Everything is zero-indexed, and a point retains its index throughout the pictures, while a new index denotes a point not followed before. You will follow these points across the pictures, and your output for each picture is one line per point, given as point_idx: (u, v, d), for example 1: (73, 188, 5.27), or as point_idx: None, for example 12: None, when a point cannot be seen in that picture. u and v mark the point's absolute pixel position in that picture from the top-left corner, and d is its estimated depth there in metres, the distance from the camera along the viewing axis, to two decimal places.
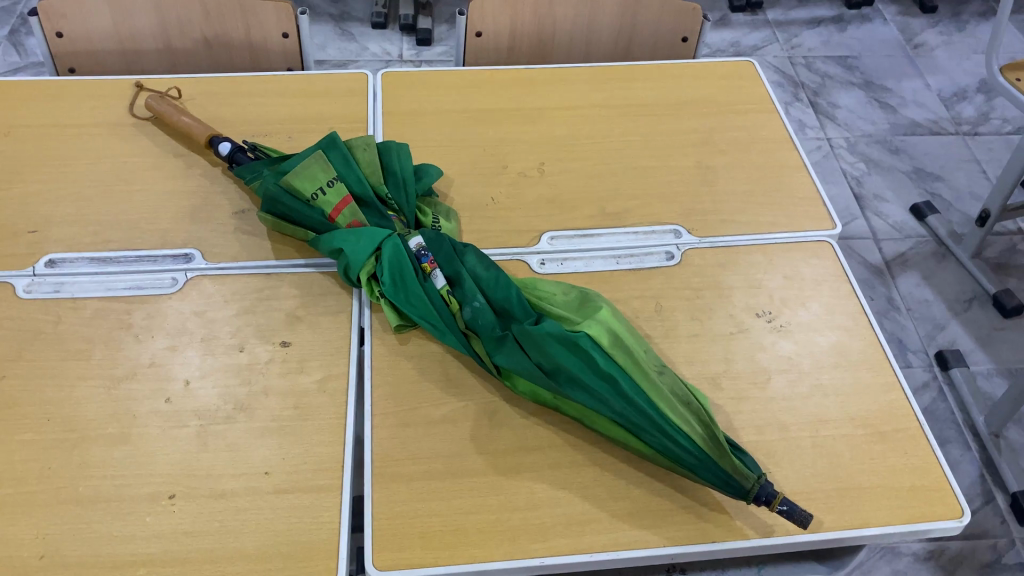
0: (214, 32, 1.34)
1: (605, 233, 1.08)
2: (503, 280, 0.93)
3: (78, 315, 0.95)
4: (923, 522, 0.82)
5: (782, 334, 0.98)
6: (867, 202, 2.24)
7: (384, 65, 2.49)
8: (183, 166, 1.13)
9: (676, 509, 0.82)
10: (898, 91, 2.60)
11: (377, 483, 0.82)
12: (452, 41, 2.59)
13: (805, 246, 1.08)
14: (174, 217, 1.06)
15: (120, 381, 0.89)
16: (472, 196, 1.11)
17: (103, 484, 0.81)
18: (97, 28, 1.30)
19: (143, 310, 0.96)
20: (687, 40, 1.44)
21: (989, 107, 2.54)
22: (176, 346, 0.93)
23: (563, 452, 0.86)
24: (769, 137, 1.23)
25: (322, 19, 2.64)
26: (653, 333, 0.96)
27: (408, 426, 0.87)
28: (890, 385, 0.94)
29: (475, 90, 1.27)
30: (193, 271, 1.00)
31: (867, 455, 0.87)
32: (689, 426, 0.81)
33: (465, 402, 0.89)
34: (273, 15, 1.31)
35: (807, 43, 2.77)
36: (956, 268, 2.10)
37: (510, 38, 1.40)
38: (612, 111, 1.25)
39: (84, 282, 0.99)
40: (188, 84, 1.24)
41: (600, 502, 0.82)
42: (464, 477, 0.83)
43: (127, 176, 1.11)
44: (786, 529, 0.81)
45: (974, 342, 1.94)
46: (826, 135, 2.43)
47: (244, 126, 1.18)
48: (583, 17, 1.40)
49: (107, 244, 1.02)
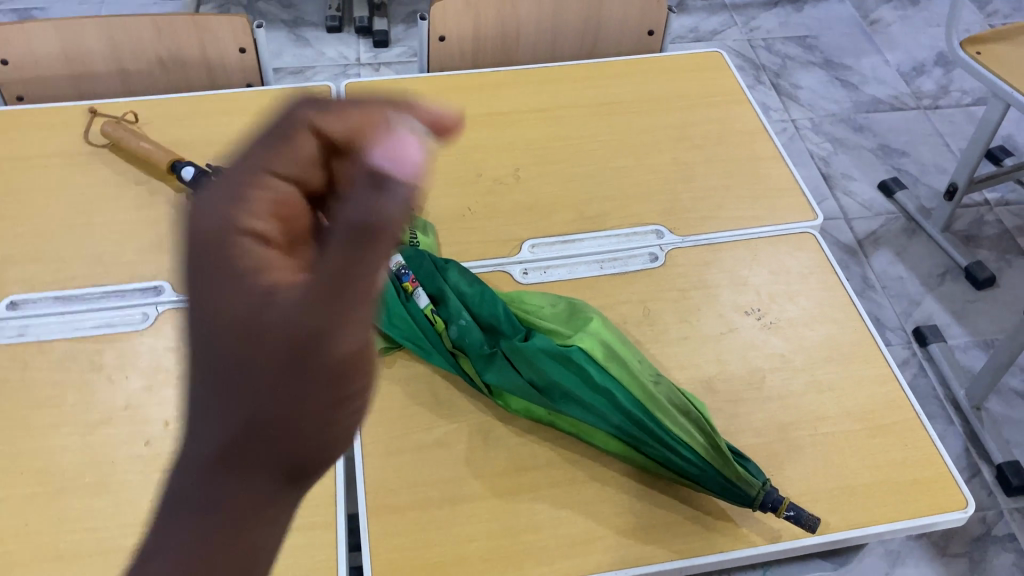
0: (167, 50, 1.29)
1: (587, 238, 1.06)
2: (489, 296, 0.90)
3: (46, 360, 0.91)
4: (928, 516, 0.81)
5: (772, 331, 0.96)
6: (835, 182, 2.25)
7: (343, 69, 2.45)
8: (145, 193, 1.09)
9: (681, 520, 0.80)
10: (858, 68, 2.61)
11: (373, 517, 0.79)
12: (411, 41, 2.55)
13: (788, 238, 1.07)
14: (138, 248, 1.02)
15: (97, 427, 0.85)
16: (446, 207, 1.08)
17: (85, 538, 0.77)
18: (44, 53, 1.24)
19: (115, 349, 0.92)
20: (653, 33, 1.42)
21: (948, 80, 2.57)
22: (152, 385, 0.89)
23: (562, 469, 0.83)
24: (743, 128, 1.22)
25: (276, 26, 2.58)
26: (643, 339, 0.95)
27: (400, 453, 0.84)
28: (884, 377, 0.93)
29: (441, 97, 1.23)
30: (163, 305, 0.97)
31: (867, 449, 0.86)
32: (690, 436, 0.79)
33: (457, 423, 0.87)
34: (228, 30, 1.27)
35: (764, 25, 2.77)
36: (927, 243, 2.11)
37: (474, 41, 1.36)
38: (583, 111, 1.23)
39: (49, 324, 0.94)
40: (143, 106, 1.20)
41: (604, 519, 0.80)
42: (463, 503, 0.80)
43: (87, 207, 1.07)
44: (793, 533, 0.80)
45: (950, 316, 1.96)
46: (790, 117, 2.43)
47: (207, 147, 1.14)
48: (547, 16, 1.37)
49: (70, 282, 0.98)
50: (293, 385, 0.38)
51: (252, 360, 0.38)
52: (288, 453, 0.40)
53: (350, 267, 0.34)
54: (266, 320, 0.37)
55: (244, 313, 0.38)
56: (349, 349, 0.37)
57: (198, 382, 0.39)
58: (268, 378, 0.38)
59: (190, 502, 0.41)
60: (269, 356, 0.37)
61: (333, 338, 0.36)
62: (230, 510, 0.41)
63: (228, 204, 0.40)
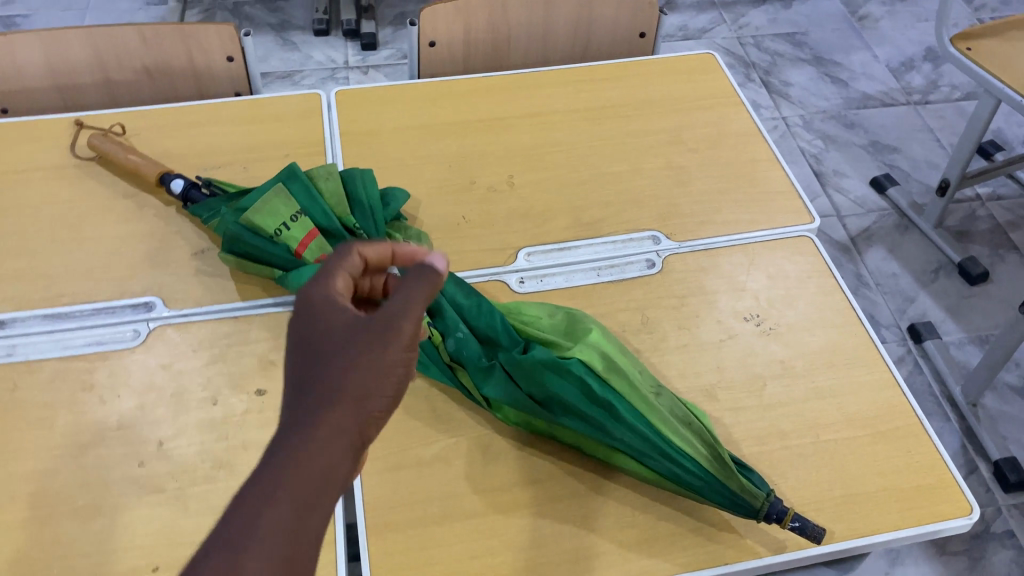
0: (153, 60, 1.27)
1: (582, 245, 1.05)
2: (486, 307, 0.89)
3: (36, 381, 0.89)
4: (933, 523, 0.81)
5: (772, 337, 0.96)
6: (827, 179, 2.25)
7: (331, 73, 2.43)
8: (134, 207, 1.07)
9: (685, 531, 0.79)
10: (848, 64, 2.61)
11: (372, 535, 0.78)
12: (399, 43, 2.54)
13: (785, 243, 1.06)
14: (128, 263, 1.01)
15: (89, 447, 0.84)
16: (440, 216, 1.07)
17: (79, 563, 0.76)
18: (29, 64, 1.22)
19: (106, 368, 0.91)
20: (645, 35, 1.41)
21: (937, 75, 2.57)
22: (145, 404, 0.88)
23: (563, 483, 0.83)
24: (737, 131, 1.21)
25: (263, 30, 2.56)
26: (642, 347, 0.94)
27: (399, 470, 0.83)
28: (885, 382, 0.92)
29: (432, 104, 1.22)
30: (155, 321, 0.95)
31: (870, 456, 0.86)
32: (693, 448, 0.78)
33: (456, 437, 0.86)
34: (215, 38, 1.25)
35: (753, 22, 2.76)
36: (920, 239, 2.11)
37: (465, 46, 1.35)
38: (576, 116, 1.22)
39: (38, 343, 0.93)
40: (130, 117, 1.18)
41: (606, 532, 0.79)
42: (463, 520, 0.79)
43: (75, 222, 1.05)
44: (798, 544, 0.79)
45: (944, 312, 1.96)
46: (781, 114, 2.43)
47: (196, 158, 1.12)
48: (538, 19, 1.36)
49: (59, 299, 0.97)
50: (366, 354, 0.54)
51: (342, 335, 0.55)
52: (360, 406, 0.53)
53: (421, 283, 0.56)
54: (353, 327, 0.56)
55: (337, 328, 0.56)
56: (411, 330, 0.55)
57: (300, 368, 0.54)
58: (350, 353, 0.54)
59: (289, 429, 0.50)
60: (352, 341, 0.55)
61: (400, 320, 0.55)
62: (314, 443, 0.49)
63: (325, 279, 0.60)
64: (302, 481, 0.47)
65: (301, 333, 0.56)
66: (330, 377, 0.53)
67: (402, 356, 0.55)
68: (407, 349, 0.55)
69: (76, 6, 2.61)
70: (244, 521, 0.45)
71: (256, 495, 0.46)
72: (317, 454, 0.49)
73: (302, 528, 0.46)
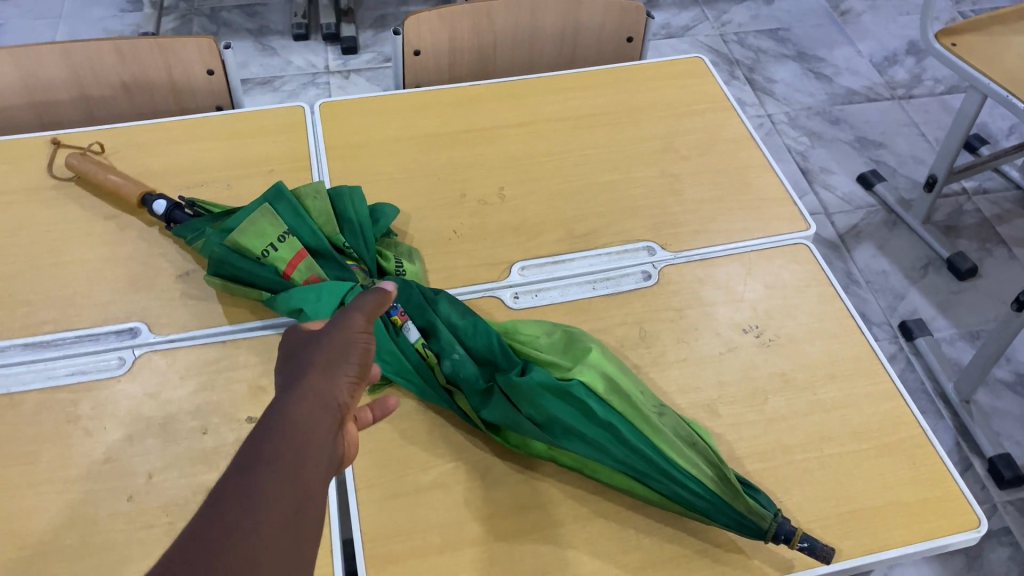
0: (131, 75, 1.24)
1: (577, 258, 1.03)
2: (482, 328, 0.87)
3: (18, 414, 0.86)
4: (941, 537, 0.80)
5: (772, 349, 0.94)
6: (814, 176, 2.24)
7: (311, 78, 2.39)
8: (115, 229, 1.04)
9: (691, 554, 0.78)
10: (831, 60, 2.60)
11: (372, 567, 0.76)
12: (380, 46, 2.51)
13: (782, 251, 1.05)
14: (111, 288, 0.98)
15: (75, 483, 0.81)
16: (431, 230, 1.05)
17: None
18: (3, 83, 1.19)
19: (91, 398, 0.88)
20: (632, 39, 1.39)
21: (920, 69, 2.56)
22: (132, 436, 0.85)
23: (565, 507, 0.81)
24: (728, 136, 1.19)
25: (240, 35, 2.52)
26: (640, 363, 0.92)
27: (396, 498, 0.81)
28: (887, 392, 0.91)
29: (419, 114, 1.20)
30: (140, 348, 0.92)
31: (876, 470, 0.84)
32: (698, 469, 0.77)
33: (454, 462, 0.83)
34: (194, 52, 1.22)
35: (736, 19, 2.75)
36: (908, 235, 2.11)
37: (450, 54, 1.32)
38: (566, 124, 1.20)
39: (19, 374, 0.90)
40: (108, 134, 1.15)
41: (611, 557, 0.77)
42: (465, 548, 0.77)
43: (54, 246, 1.02)
44: (806, 563, 0.78)
45: (934, 309, 1.95)
46: (766, 112, 2.42)
47: (178, 177, 1.10)
48: (524, 25, 1.34)
49: (40, 327, 0.94)
50: (331, 335, 0.59)
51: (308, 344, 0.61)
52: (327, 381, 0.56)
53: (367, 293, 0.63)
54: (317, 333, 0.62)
55: (307, 340, 0.62)
56: (361, 322, 0.61)
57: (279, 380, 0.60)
58: (313, 348, 0.59)
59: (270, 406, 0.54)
60: (314, 343, 0.60)
61: (349, 315, 0.61)
62: (292, 406, 0.53)
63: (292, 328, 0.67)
64: (288, 438, 0.50)
65: (286, 351, 0.63)
66: (304, 361, 0.59)
67: (357, 342, 0.59)
68: (367, 327, 0.61)
69: (49, 14, 2.56)
70: (251, 460, 0.47)
71: (260, 437, 0.49)
72: (300, 409, 0.53)
73: (302, 465, 0.49)
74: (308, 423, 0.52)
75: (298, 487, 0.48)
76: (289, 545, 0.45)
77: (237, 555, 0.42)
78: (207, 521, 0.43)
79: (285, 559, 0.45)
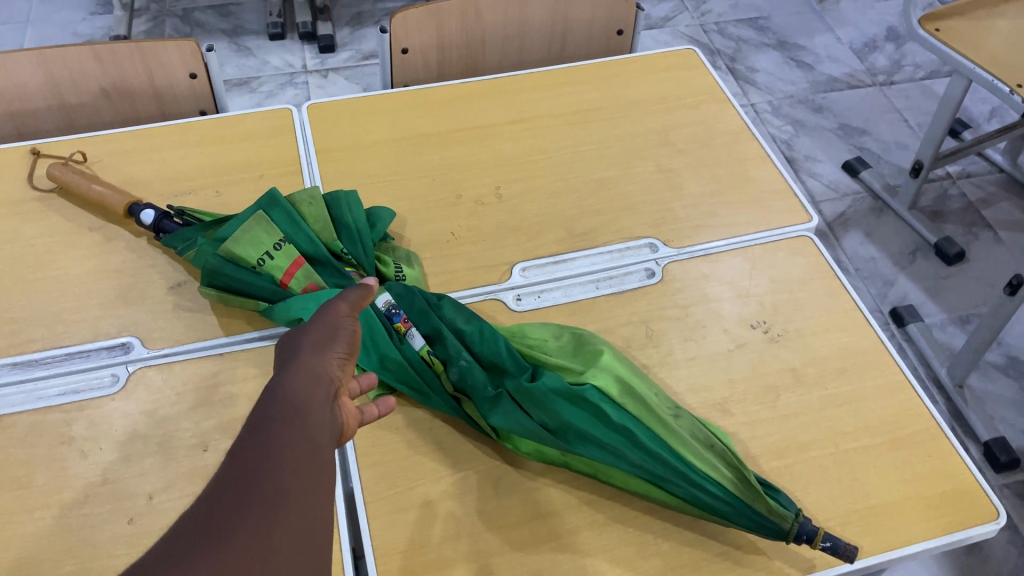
0: (111, 80, 1.20)
1: (578, 257, 1.01)
2: (488, 333, 0.85)
3: (9, 437, 0.83)
4: (961, 531, 0.79)
5: (781, 345, 0.93)
6: (799, 164, 2.24)
7: (289, 78, 2.35)
8: (101, 241, 1.01)
9: (711, 557, 0.76)
10: (812, 47, 2.60)
11: None
12: (358, 44, 2.47)
13: (784, 244, 1.03)
14: (100, 302, 0.95)
15: (73, 507, 0.78)
16: (428, 233, 1.02)
17: None
18: None
19: (85, 418, 0.85)
20: (622, 32, 1.37)
21: (900, 54, 2.57)
22: (130, 455, 0.82)
23: (581, 513, 0.79)
24: (724, 129, 1.18)
25: (215, 36, 2.48)
26: (649, 363, 0.90)
27: (408, 510, 0.78)
28: (899, 384, 0.90)
29: (409, 114, 1.17)
30: (134, 364, 0.89)
31: (892, 464, 0.83)
32: (717, 471, 0.75)
33: (465, 471, 0.81)
34: (176, 55, 1.19)
35: (715, 8, 2.74)
36: (895, 221, 2.11)
37: (438, 51, 1.30)
38: (559, 120, 1.18)
39: (9, 396, 0.86)
40: (90, 143, 1.11)
41: (630, 563, 0.76)
42: (480, 560, 0.75)
43: (39, 261, 0.98)
44: (827, 562, 0.76)
45: (924, 294, 1.96)
46: (749, 101, 2.41)
47: (165, 185, 1.06)
48: (512, 20, 1.31)
49: (28, 345, 0.90)
50: (317, 321, 0.62)
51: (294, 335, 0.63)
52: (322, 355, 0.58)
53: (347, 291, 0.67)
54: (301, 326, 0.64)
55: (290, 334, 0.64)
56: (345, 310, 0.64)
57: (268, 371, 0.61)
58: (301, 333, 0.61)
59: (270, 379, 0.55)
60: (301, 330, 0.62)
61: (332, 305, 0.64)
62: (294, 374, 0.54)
63: None
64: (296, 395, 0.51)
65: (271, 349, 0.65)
66: (292, 345, 0.60)
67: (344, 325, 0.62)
68: (350, 314, 0.64)
69: (16, 19, 2.50)
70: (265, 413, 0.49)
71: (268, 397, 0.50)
72: (297, 374, 0.54)
73: (311, 417, 0.50)
74: (306, 382, 0.53)
75: (310, 435, 0.49)
76: (313, 481, 0.46)
77: (267, 485, 0.43)
78: (231, 466, 0.44)
79: (312, 494, 0.45)
